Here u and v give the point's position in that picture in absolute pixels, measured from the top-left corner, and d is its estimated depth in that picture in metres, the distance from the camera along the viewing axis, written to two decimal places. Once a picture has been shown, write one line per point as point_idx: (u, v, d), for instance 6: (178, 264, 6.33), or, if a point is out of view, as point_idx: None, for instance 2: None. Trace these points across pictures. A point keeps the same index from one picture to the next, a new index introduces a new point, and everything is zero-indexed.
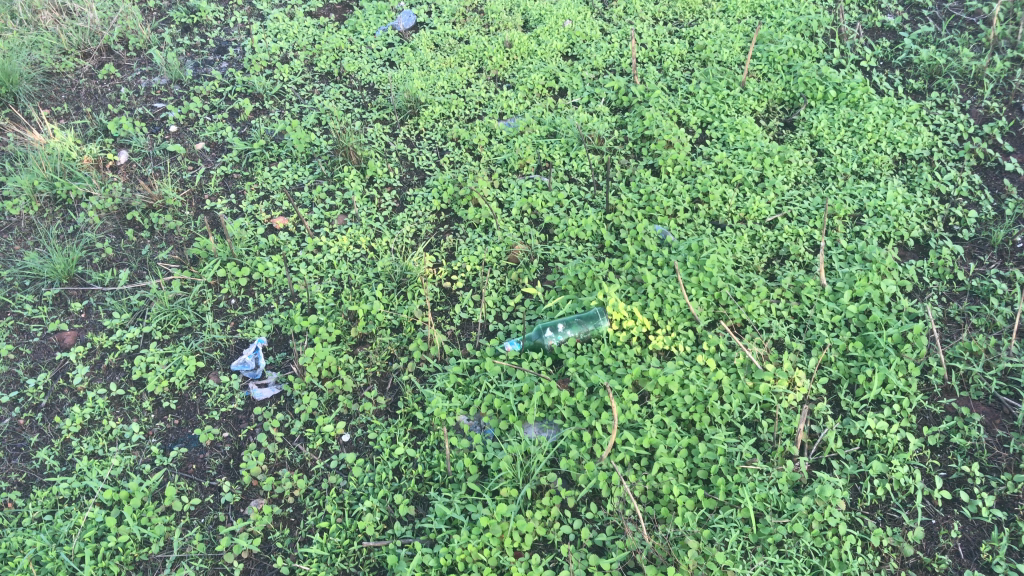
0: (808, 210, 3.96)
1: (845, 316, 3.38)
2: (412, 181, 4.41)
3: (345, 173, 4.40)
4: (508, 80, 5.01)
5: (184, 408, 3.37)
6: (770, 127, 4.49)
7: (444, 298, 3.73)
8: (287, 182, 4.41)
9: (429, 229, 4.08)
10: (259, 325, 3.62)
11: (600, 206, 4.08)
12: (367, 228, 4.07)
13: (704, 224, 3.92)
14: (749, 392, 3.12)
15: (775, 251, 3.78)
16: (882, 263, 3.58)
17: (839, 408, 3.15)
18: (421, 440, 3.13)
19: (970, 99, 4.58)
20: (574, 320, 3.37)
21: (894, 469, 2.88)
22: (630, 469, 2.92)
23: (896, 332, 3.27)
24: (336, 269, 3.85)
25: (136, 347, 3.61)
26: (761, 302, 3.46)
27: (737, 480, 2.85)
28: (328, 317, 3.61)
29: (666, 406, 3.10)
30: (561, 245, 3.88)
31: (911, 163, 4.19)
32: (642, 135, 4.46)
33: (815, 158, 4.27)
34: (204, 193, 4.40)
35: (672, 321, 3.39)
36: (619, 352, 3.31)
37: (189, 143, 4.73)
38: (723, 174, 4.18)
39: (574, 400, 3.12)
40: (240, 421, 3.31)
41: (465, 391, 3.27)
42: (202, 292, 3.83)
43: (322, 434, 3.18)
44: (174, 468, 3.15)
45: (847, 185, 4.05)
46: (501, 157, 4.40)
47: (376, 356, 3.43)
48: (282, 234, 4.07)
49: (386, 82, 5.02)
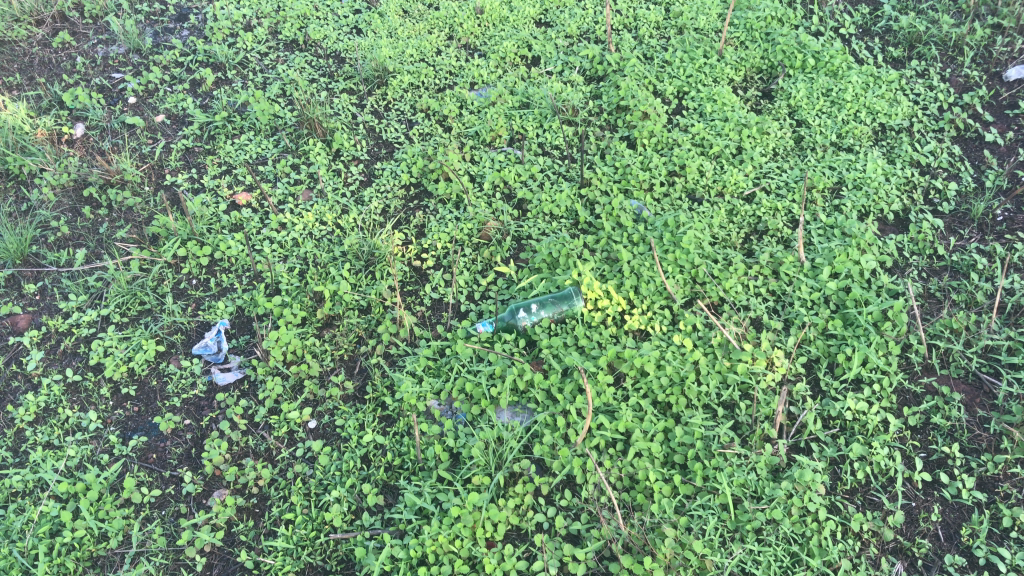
0: (786, 182, 3.88)
1: (824, 293, 3.33)
2: (381, 154, 4.28)
3: (311, 146, 4.25)
4: (480, 48, 4.86)
5: (144, 394, 3.25)
6: (748, 97, 4.44)
7: (414, 277, 3.60)
8: (250, 156, 4.28)
9: (397, 205, 3.94)
10: (221, 307, 3.49)
11: (574, 179, 3.96)
12: (333, 204, 3.94)
13: (680, 198, 3.82)
14: (726, 373, 3.05)
15: (753, 226, 3.71)
16: (862, 238, 3.53)
17: (818, 388, 3.09)
18: (390, 426, 3.03)
19: (950, 67, 4.54)
20: (548, 301, 3.27)
21: (874, 451, 2.82)
22: (605, 454, 2.83)
23: (876, 309, 3.21)
24: (301, 247, 3.72)
25: (94, 331, 3.48)
26: (739, 279, 3.40)
27: (715, 465, 2.76)
28: (293, 299, 3.49)
29: (642, 388, 3.02)
30: (535, 221, 3.75)
31: (890, 134, 4.15)
32: (618, 106, 4.35)
33: (793, 129, 4.22)
34: (164, 168, 4.27)
35: (648, 300, 3.31)
36: (593, 332, 3.22)
37: (149, 116, 4.59)
38: (700, 146, 4.09)
39: (548, 383, 3.03)
40: (202, 408, 3.18)
41: (435, 375, 3.16)
42: (161, 273, 3.69)
43: (287, 421, 3.06)
44: (134, 458, 3.03)
45: (826, 158, 3.99)
46: (473, 129, 4.27)
47: (344, 339, 3.32)
48: (245, 210, 3.93)
49: (353, 50, 4.86)
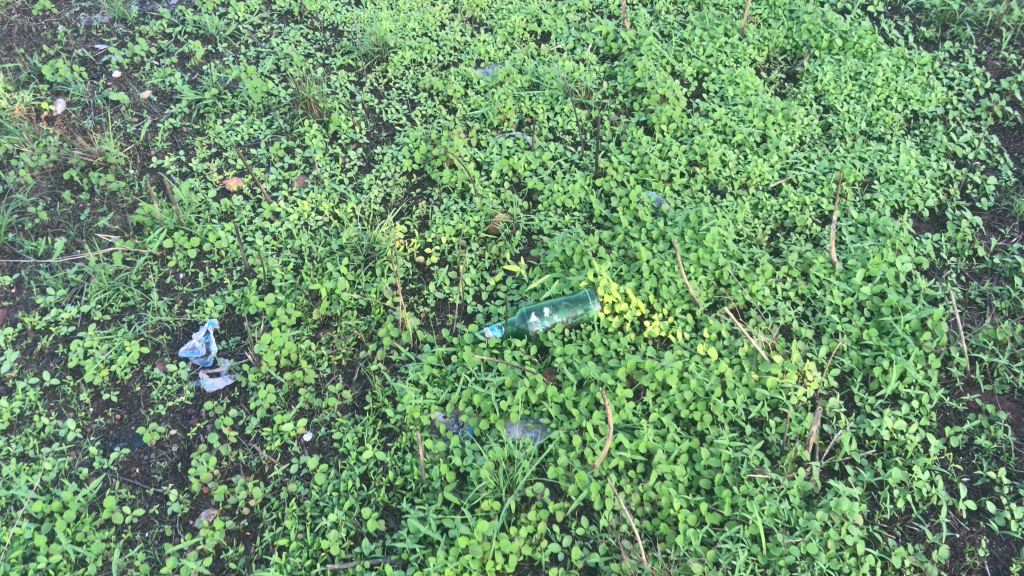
0: (814, 174, 3.64)
1: (857, 299, 3.11)
2: (381, 137, 4.01)
3: (306, 128, 3.99)
4: (486, 22, 4.58)
5: (127, 401, 3.02)
6: (772, 80, 4.18)
7: (417, 274, 3.36)
8: (242, 137, 4.01)
9: (399, 193, 3.68)
10: (210, 306, 3.25)
11: (588, 168, 3.71)
12: (330, 191, 3.69)
13: (702, 190, 3.57)
14: (754, 387, 2.84)
15: (779, 222, 3.47)
16: (897, 238, 3.31)
17: (852, 404, 2.88)
18: (391, 441, 2.81)
19: (985, 50, 4.29)
20: (562, 304, 3.05)
21: (915, 477, 2.62)
22: (625, 477, 2.62)
23: (914, 318, 2.99)
24: (295, 240, 3.48)
25: (73, 330, 3.24)
26: (766, 282, 3.17)
27: (744, 492, 2.56)
28: (287, 297, 3.25)
29: (663, 403, 2.80)
30: (547, 214, 3.50)
31: (924, 123, 3.91)
32: (634, 87, 4.09)
33: (820, 116, 3.96)
34: (151, 149, 4.02)
35: (669, 304, 3.09)
36: (611, 339, 3.00)
37: (134, 91, 4.32)
38: (722, 133, 3.84)
39: (563, 396, 2.81)
40: (189, 417, 2.96)
41: (441, 385, 2.94)
42: (146, 266, 3.44)
43: (281, 434, 2.84)
44: (115, 472, 2.81)
45: (856, 148, 3.75)
46: (479, 111, 4.00)
47: (342, 342, 3.09)
48: (236, 197, 3.68)
49: (351, 22, 4.58)
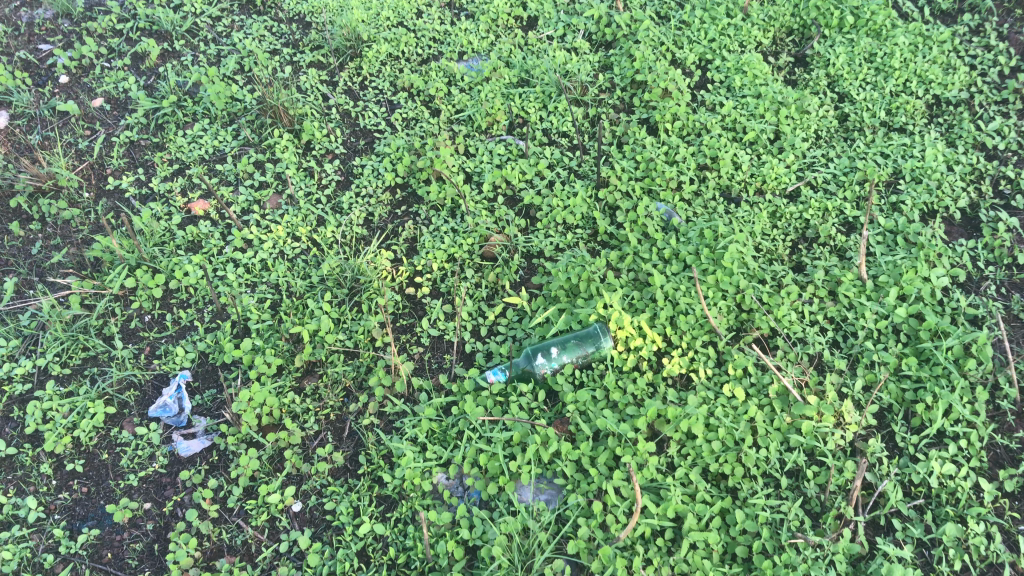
0: (834, 175, 3.35)
1: (892, 322, 2.84)
2: (359, 146, 3.67)
3: (276, 138, 3.63)
4: (467, 7, 4.20)
5: (94, 471, 2.72)
6: (780, 66, 3.86)
7: (408, 308, 3.06)
8: (206, 150, 3.66)
9: (383, 213, 3.36)
10: (181, 355, 2.94)
11: (588, 177, 3.40)
12: (307, 213, 3.36)
13: (714, 198, 3.28)
14: (787, 432, 2.59)
15: (800, 232, 3.19)
16: (931, 249, 3.03)
17: (894, 444, 2.63)
18: (390, 510, 2.54)
19: (1008, 21, 3.96)
20: (570, 342, 2.76)
21: (971, 533, 2.38)
22: (653, 547, 2.36)
23: (956, 343, 2.73)
24: (271, 272, 3.16)
25: (29, 388, 2.91)
26: (792, 305, 2.90)
27: (786, 560, 2.31)
28: (266, 342, 2.95)
29: (689, 455, 2.54)
30: (546, 233, 3.20)
31: (947, 109, 3.60)
32: (633, 80, 3.76)
33: (835, 105, 3.65)
34: (106, 168, 3.65)
35: (688, 337, 2.82)
36: (627, 381, 2.72)
37: (84, 100, 3.93)
38: (731, 130, 3.53)
39: (578, 453, 2.54)
40: (164, 487, 2.67)
41: (442, 441, 2.67)
42: (108, 308, 3.11)
43: (267, 506, 2.56)
44: (84, 558, 2.52)
45: (877, 142, 3.45)
46: (465, 113, 3.67)
47: (329, 394, 2.80)
48: (203, 222, 3.34)
49: (320, 12, 4.19)
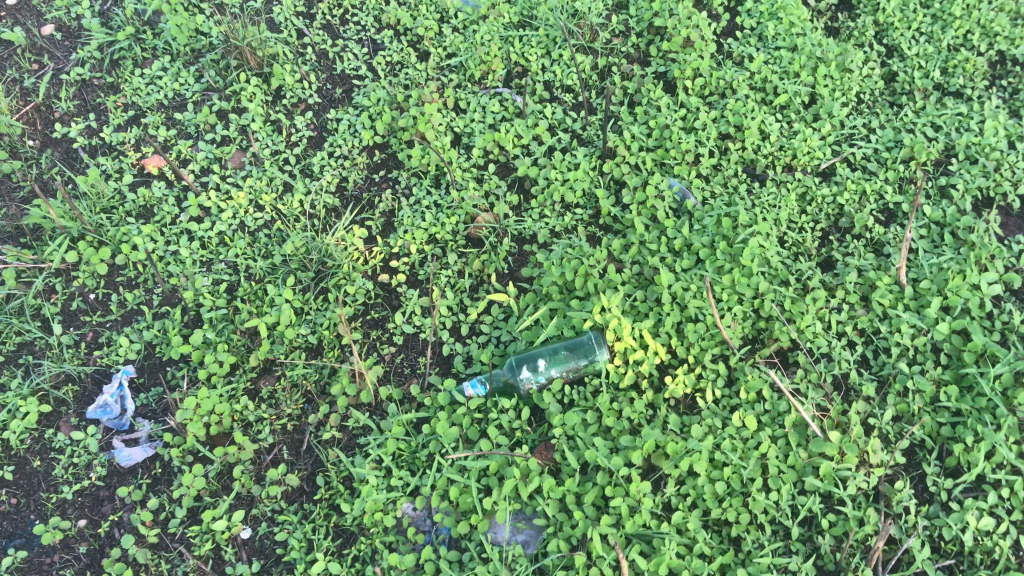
0: (876, 150, 2.92)
1: (933, 338, 2.46)
2: (336, 95, 3.24)
3: (243, 84, 3.19)
4: None
5: (25, 480, 2.44)
6: (822, 9, 3.35)
7: (381, 298, 2.72)
8: (166, 95, 3.23)
9: (358, 178, 2.98)
10: (125, 347, 2.63)
11: (593, 144, 2.99)
12: (272, 176, 2.97)
13: (736, 175, 2.86)
14: (803, 473, 2.26)
15: (832, 220, 2.78)
16: (984, 249, 2.61)
17: (924, 488, 2.30)
18: (349, 545, 2.26)
19: None
20: (559, 354, 2.43)
21: None
22: None
23: (1007, 370, 2.33)
24: (229, 248, 2.81)
25: None
26: (817, 313, 2.52)
27: None
28: (219, 335, 2.62)
29: (688, 497, 2.23)
30: (541, 213, 2.82)
31: (1013, 69, 3.10)
32: (650, 25, 3.28)
33: (882, 61, 3.17)
34: (54, 112, 3.24)
35: (695, 350, 2.46)
36: (622, 401, 2.39)
37: (32, 25, 3.46)
38: (760, 90, 3.07)
39: (562, 489, 2.23)
40: (102, 503, 2.40)
41: (409, 465, 2.36)
42: (48, 285, 2.79)
43: (212, 534, 2.29)
44: None
45: (928, 109, 2.99)
46: (457, 59, 3.22)
47: (287, 402, 2.49)
48: (157, 184, 2.96)
49: None
